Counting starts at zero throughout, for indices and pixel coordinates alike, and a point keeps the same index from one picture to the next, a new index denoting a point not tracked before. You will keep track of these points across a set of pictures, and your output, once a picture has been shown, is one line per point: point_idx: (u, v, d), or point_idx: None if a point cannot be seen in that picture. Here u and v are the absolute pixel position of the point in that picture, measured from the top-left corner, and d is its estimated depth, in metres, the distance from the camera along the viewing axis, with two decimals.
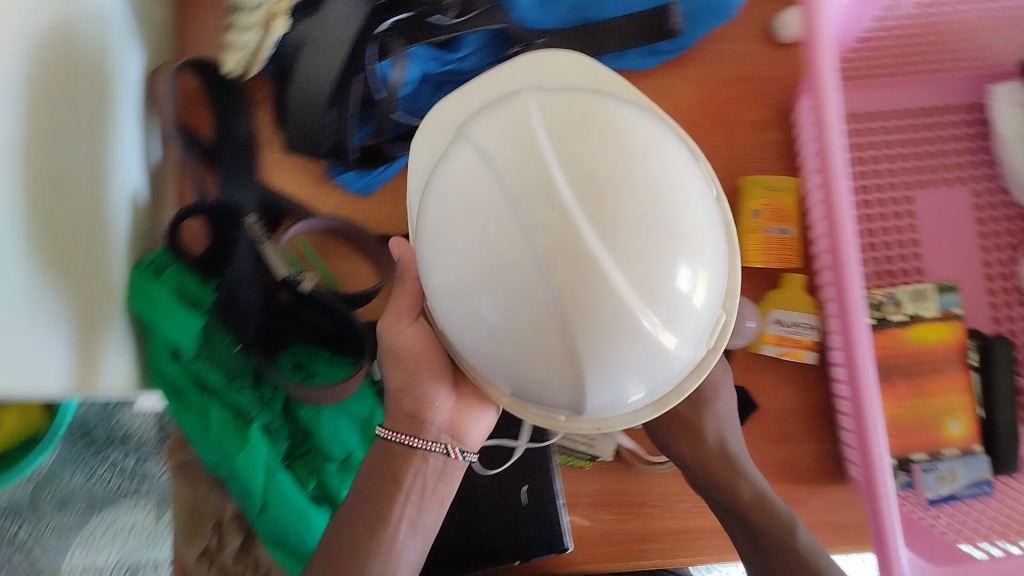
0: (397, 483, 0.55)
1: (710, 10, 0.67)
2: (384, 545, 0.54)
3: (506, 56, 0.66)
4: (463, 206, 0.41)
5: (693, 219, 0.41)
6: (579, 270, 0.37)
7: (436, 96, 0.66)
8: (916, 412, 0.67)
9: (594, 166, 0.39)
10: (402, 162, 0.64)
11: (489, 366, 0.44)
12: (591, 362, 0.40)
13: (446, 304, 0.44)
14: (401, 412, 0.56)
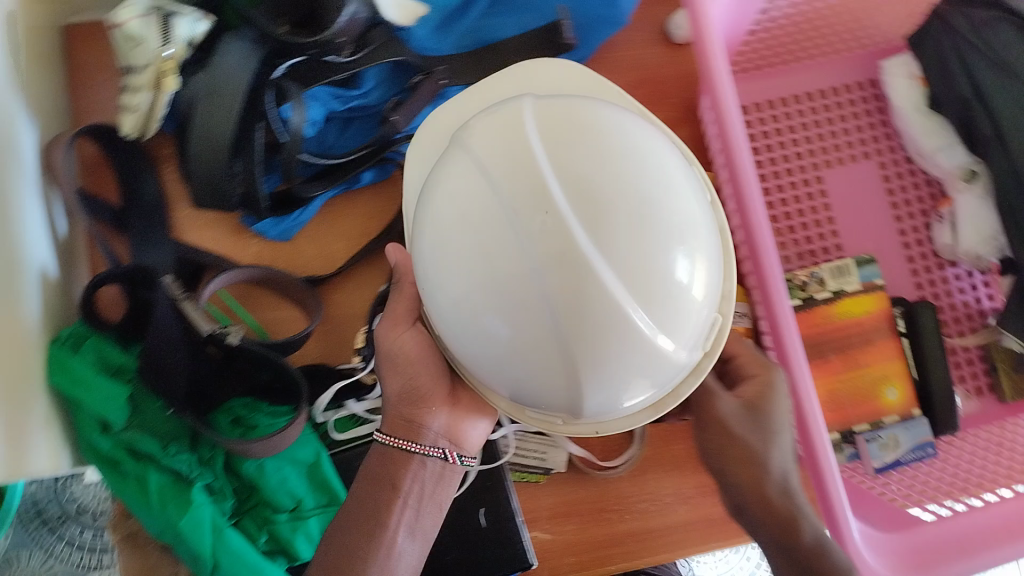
0: (394, 490, 0.56)
1: (604, 20, 0.67)
2: (381, 549, 0.55)
3: (410, 85, 0.66)
4: (456, 213, 0.41)
5: (687, 217, 0.41)
6: (576, 278, 0.37)
7: (345, 133, 0.67)
8: (853, 384, 0.69)
9: (589, 169, 0.39)
10: (317, 204, 0.66)
11: (489, 373, 0.44)
12: (589, 369, 0.40)
13: (443, 312, 0.44)
14: (399, 418, 0.57)
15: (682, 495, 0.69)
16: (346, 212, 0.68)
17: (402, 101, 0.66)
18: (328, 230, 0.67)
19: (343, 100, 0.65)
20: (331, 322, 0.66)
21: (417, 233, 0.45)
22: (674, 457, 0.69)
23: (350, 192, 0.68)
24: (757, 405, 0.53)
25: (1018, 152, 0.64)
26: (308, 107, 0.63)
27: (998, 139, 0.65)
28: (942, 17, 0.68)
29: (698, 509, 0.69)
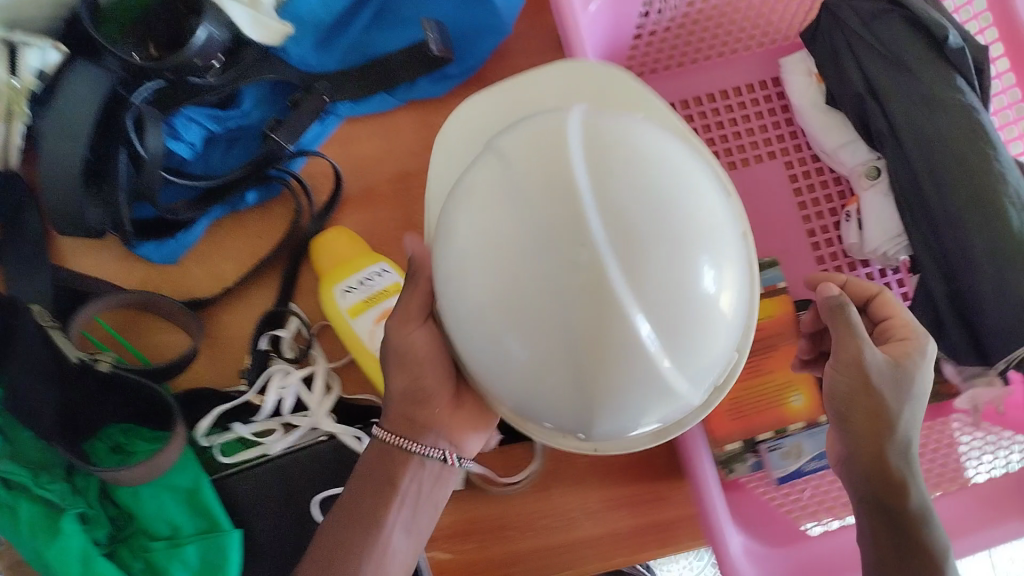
0: (393, 488, 0.55)
1: (487, 30, 0.67)
2: (377, 548, 0.54)
3: (291, 103, 0.67)
4: (482, 233, 0.39)
5: (724, 251, 0.40)
6: (601, 314, 0.36)
7: (229, 153, 0.67)
8: (756, 392, 0.67)
9: (630, 201, 0.37)
10: (201, 226, 0.66)
11: (497, 388, 0.43)
12: (603, 406, 0.39)
13: (458, 321, 0.43)
14: (400, 417, 0.56)
15: (585, 510, 0.67)
16: (235, 233, 0.67)
17: (283, 119, 0.66)
18: (217, 250, 0.67)
19: (221, 121, 0.65)
20: (220, 344, 0.65)
21: (442, 234, 0.44)
22: (577, 470, 0.68)
23: (237, 214, 0.67)
24: (900, 363, 0.51)
25: (913, 146, 0.62)
26: (184, 128, 0.63)
27: (891, 134, 0.64)
28: (831, 11, 0.66)
29: (602, 525, 0.67)
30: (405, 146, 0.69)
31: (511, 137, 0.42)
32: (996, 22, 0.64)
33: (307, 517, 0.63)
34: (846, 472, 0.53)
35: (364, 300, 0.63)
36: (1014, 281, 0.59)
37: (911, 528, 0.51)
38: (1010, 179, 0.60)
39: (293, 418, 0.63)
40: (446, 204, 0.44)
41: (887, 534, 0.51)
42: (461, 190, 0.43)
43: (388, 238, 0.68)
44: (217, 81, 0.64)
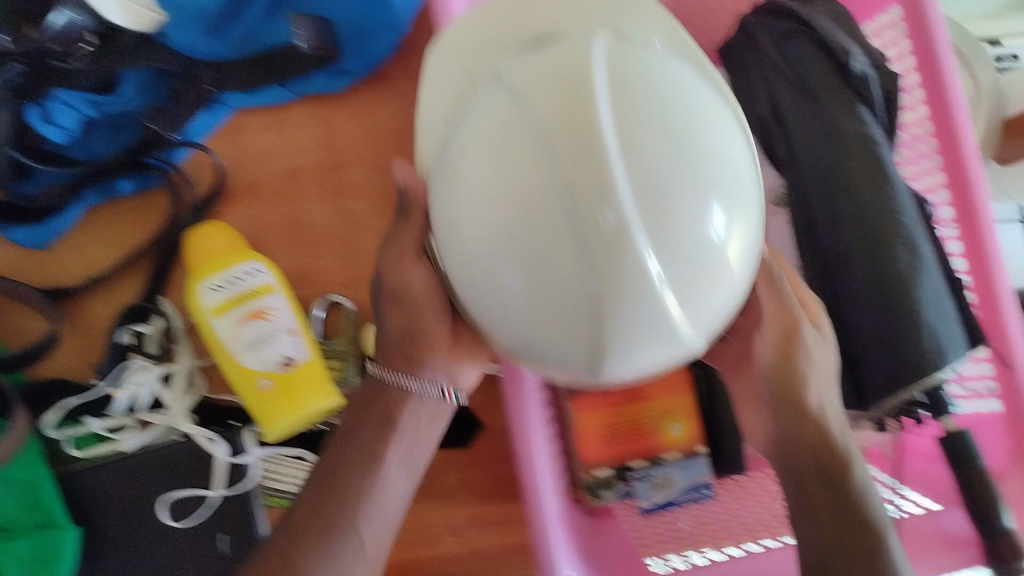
0: (389, 425, 0.55)
1: (384, 26, 0.63)
2: (376, 484, 0.54)
3: (171, 91, 0.65)
4: (495, 174, 0.39)
5: (733, 205, 0.40)
6: (620, 268, 0.37)
7: (112, 138, 0.65)
8: (634, 419, 0.63)
9: (653, 158, 0.37)
10: (77, 211, 0.65)
11: (496, 331, 0.44)
12: (618, 354, 0.40)
13: (462, 264, 0.43)
14: (399, 353, 0.55)
15: (452, 527, 0.65)
16: (109, 220, 0.66)
17: (162, 108, 0.64)
18: (90, 236, 0.66)
19: (99, 105, 0.64)
20: (85, 332, 0.64)
21: (446, 175, 0.43)
22: (450, 486, 0.65)
23: (113, 203, 0.66)
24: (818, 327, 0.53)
25: (808, 174, 0.59)
26: (57, 111, 0.62)
27: (789, 160, 0.60)
28: (745, 30, 0.63)
29: (470, 543, 0.65)
30: (297, 141, 0.67)
31: (519, 65, 0.41)
32: (914, 49, 0.58)
33: (154, 516, 0.61)
34: (778, 453, 0.53)
35: (230, 300, 0.61)
36: (896, 326, 0.55)
37: (859, 510, 0.50)
38: (905, 217, 0.57)
39: (148, 417, 0.61)
40: (447, 141, 0.43)
41: (833, 513, 0.50)
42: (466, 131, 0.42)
43: (271, 235, 0.66)
44: (87, 66, 0.62)
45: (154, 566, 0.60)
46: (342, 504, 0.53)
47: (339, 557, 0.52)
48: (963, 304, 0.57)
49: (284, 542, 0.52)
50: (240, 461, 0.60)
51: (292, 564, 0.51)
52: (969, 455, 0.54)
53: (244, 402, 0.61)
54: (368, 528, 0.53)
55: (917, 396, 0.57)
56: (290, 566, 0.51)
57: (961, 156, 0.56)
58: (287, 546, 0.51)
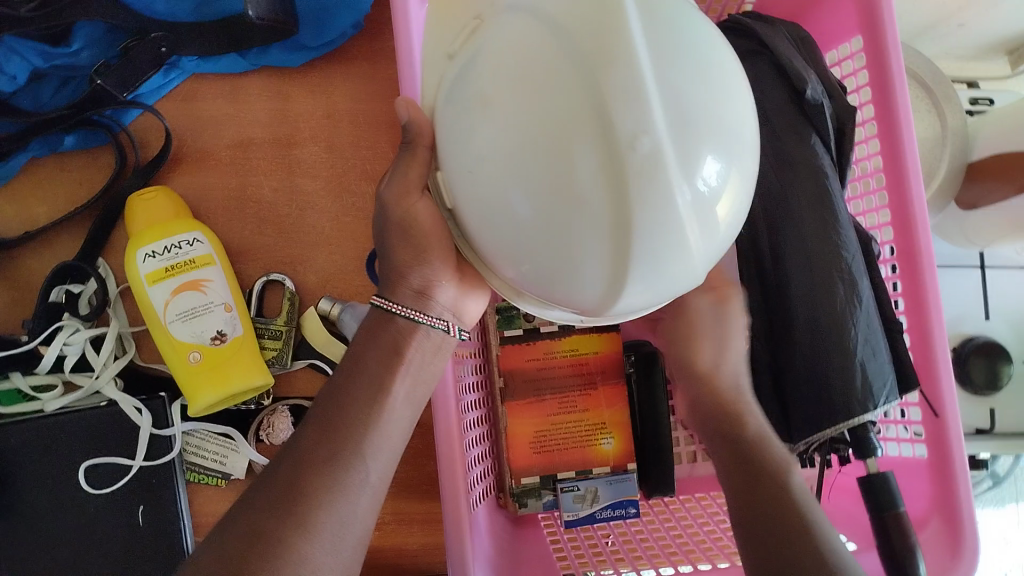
0: (398, 356, 0.51)
1: (344, 7, 0.64)
2: (382, 413, 0.49)
3: (123, 49, 0.64)
4: (523, 84, 0.38)
5: (741, 141, 0.41)
6: (649, 181, 0.36)
7: (62, 92, 0.65)
8: (563, 429, 0.64)
9: (680, 85, 0.37)
10: (19, 162, 0.64)
11: (510, 255, 0.43)
12: (636, 275, 0.40)
13: (479, 187, 0.42)
14: (407, 286, 0.52)
15: (376, 520, 0.65)
16: (53, 175, 0.65)
17: (112, 64, 0.64)
18: (30, 189, 0.65)
19: (49, 57, 0.63)
20: (17, 286, 0.63)
21: (466, 100, 0.42)
22: None
23: (58, 157, 0.65)
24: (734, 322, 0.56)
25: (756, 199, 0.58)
26: (6, 60, 0.62)
27: None
28: None
29: (393, 536, 0.65)
30: (252, 113, 0.66)
31: None
32: (871, 80, 0.58)
33: (70, 480, 0.60)
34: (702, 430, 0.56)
35: (165, 269, 0.60)
36: (826, 359, 0.55)
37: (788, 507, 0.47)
38: (848, 251, 0.56)
39: (73, 378, 0.61)
40: (463, 65, 0.43)
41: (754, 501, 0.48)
42: (488, 55, 0.41)
43: (217, 206, 0.65)
44: (38, 15, 0.62)
45: (68, 531, 0.60)
46: (349, 433, 0.48)
47: (348, 487, 0.46)
48: (897, 344, 0.57)
49: (288, 468, 0.46)
50: (166, 432, 0.60)
51: (298, 494, 0.45)
52: (888, 500, 0.53)
53: (174, 373, 0.61)
54: (375, 461, 0.48)
55: (841, 433, 0.56)
56: (298, 494, 0.45)
57: (907, 194, 0.56)
58: (295, 472, 0.46)
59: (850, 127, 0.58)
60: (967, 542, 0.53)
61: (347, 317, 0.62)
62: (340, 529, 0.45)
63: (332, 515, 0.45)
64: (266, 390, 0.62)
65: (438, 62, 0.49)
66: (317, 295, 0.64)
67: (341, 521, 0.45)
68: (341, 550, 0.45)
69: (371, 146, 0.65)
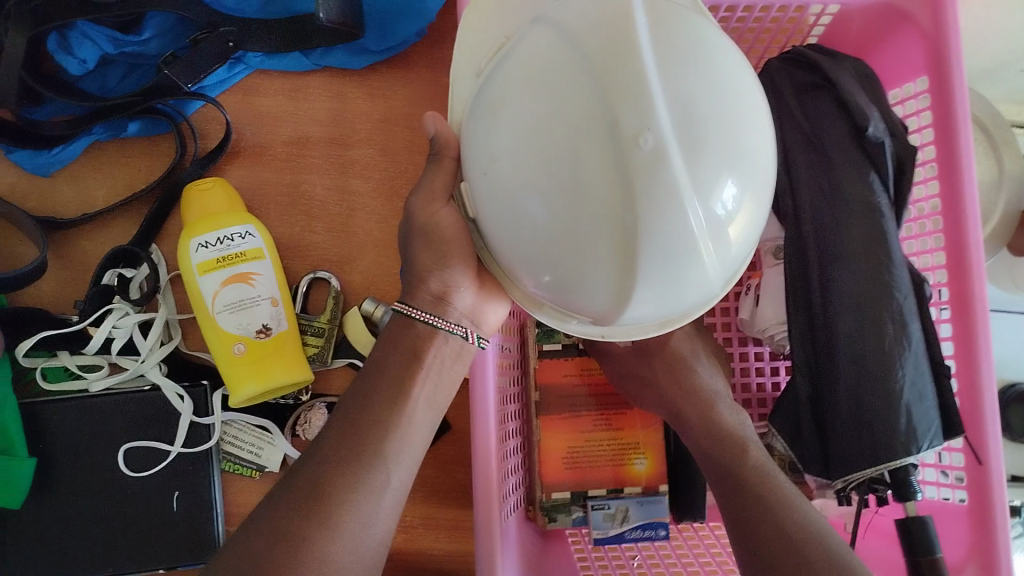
0: (418, 360, 0.51)
1: (410, 13, 0.64)
2: (400, 418, 0.50)
3: (192, 41, 0.65)
4: (537, 94, 0.41)
5: (750, 152, 0.42)
6: (653, 180, 0.38)
7: (128, 79, 0.66)
8: (597, 446, 0.64)
9: (690, 95, 0.39)
10: (82, 144, 0.65)
11: (525, 259, 0.45)
12: (643, 275, 0.41)
13: (494, 191, 0.44)
14: (426, 291, 0.52)
15: (403, 522, 0.65)
16: (113, 159, 0.66)
17: (180, 55, 0.64)
18: (91, 172, 0.66)
19: (118, 44, 0.64)
20: (71, 266, 0.64)
21: (485, 109, 0.44)
22: None
23: (119, 142, 0.66)
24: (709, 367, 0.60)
25: (809, 233, 0.58)
26: (77, 44, 0.63)
27: (794, 216, 0.60)
28: (768, 73, 0.63)
29: (418, 540, 0.65)
30: (310, 112, 0.67)
31: (562, 7, 0.43)
32: (935, 121, 0.57)
33: (110, 460, 0.61)
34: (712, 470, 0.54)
35: (216, 260, 0.61)
36: (871, 397, 0.55)
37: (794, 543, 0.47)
38: (900, 292, 0.56)
39: (119, 360, 0.62)
40: (487, 79, 0.45)
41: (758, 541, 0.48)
42: (511, 65, 0.43)
43: (269, 201, 0.66)
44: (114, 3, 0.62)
45: (104, 511, 0.60)
46: (371, 436, 0.48)
47: (370, 490, 0.47)
48: (944, 389, 0.56)
49: (313, 469, 0.47)
50: (205, 421, 0.61)
51: (320, 495, 0.45)
52: (924, 544, 0.52)
53: (218, 363, 0.61)
54: (397, 465, 0.49)
55: (882, 474, 0.55)
56: (321, 496, 0.45)
57: (963, 238, 0.55)
58: (319, 474, 0.46)
59: (909, 167, 0.58)
60: None
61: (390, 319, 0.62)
62: (362, 531, 0.46)
63: (355, 516, 0.46)
64: (305, 386, 0.63)
65: (470, 84, 0.51)
66: (361, 295, 0.65)
67: (362, 523, 0.46)
68: (360, 551, 0.46)
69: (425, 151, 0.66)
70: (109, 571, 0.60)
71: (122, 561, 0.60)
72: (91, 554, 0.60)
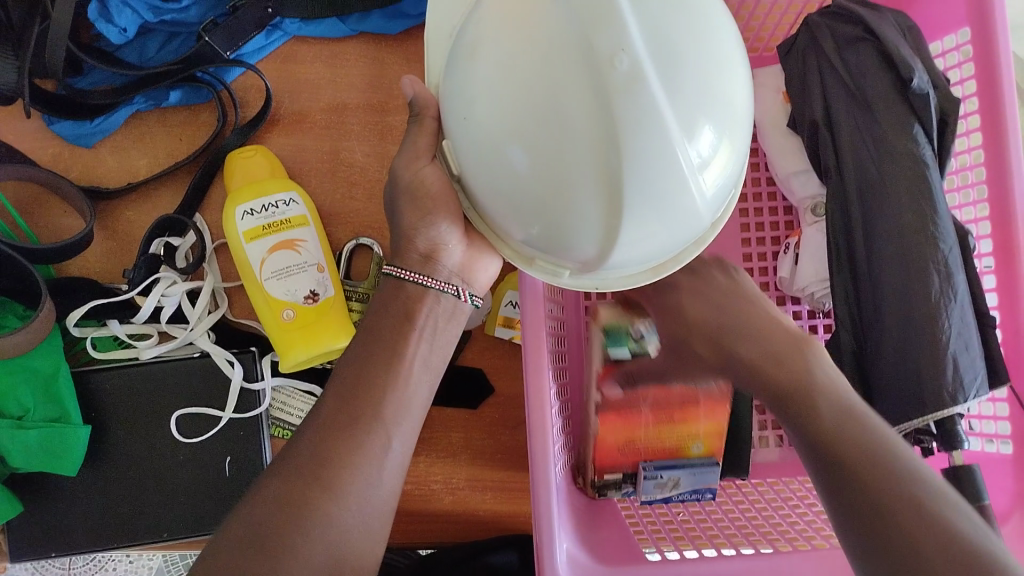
0: (410, 321, 0.51)
1: None
2: (399, 378, 0.49)
3: (232, 8, 0.65)
4: (508, 35, 0.40)
5: (727, 81, 0.41)
6: (632, 109, 0.37)
7: (167, 48, 0.66)
8: (656, 435, 0.61)
9: (664, 23, 0.39)
10: (124, 113, 0.65)
11: (511, 209, 0.44)
12: (632, 210, 0.40)
13: (476, 139, 0.43)
14: (414, 251, 0.52)
15: (451, 485, 0.66)
16: (156, 129, 0.67)
17: (220, 22, 0.64)
18: (133, 141, 0.66)
19: (158, 12, 0.64)
20: (116, 237, 0.65)
21: (462, 55, 0.43)
22: (449, 444, 0.67)
23: (161, 111, 0.67)
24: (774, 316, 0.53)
25: (852, 183, 0.60)
26: (117, 12, 0.63)
27: (837, 172, 0.61)
28: (810, 29, 0.63)
29: (465, 501, 0.66)
30: (348, 78, 0.67)
31: None
32: (977, 73, 0.58)
33: (162, 430, 0.62)
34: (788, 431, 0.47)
35: (262, 227, 0.61)
36: (917, 336, 0.55)
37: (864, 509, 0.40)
38: (945, 242, 0.56)
39: (168, 328, 0.63)
40: (463, 25, 0.45)
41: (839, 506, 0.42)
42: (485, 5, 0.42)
43: (311, 169, 0.66)
44: None
45: (159, 480, 0.61)
46: (369, 398, 0.47)
47: (370, 454, 0.46)
48: (990, 338, 0.56)
49: (312, 438, 0.46)
50: (255, 386, 0.62)
51: (319, 475, 0.44)
52: (973, 490, 0.53)
53: (267, 329, 0.62)
54: (396, 428, 0.48)
55: (929, 425, 0.56)
56: (323, 462, 0.45)
57: (1008, 189, 0.56)
58: (316, 445, 0.45)
59: (953, 119, 0.58)
60: None
61: None
62: (367, 494, 0.45)
63: (356, 479, 0.45)
64: None
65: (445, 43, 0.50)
66: None
67: (367, 486, 0.45)
68: (367, 519, 0.45)
69: None
70: (166, 537, 0.61)
71: (176, 527, 0.61)
72: (148, 523, 0.61)
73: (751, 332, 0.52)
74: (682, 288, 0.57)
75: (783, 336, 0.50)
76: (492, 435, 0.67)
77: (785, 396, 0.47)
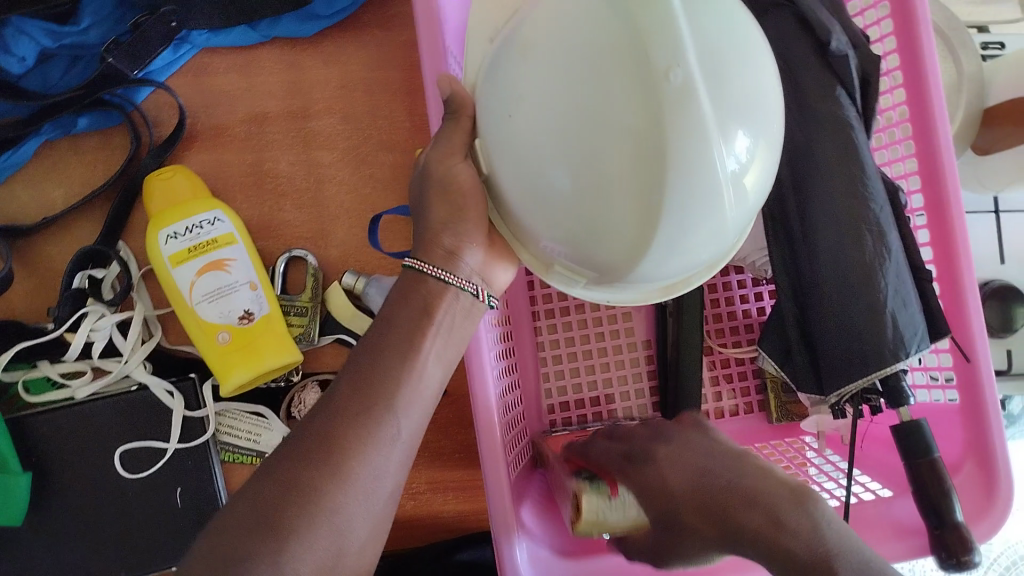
0: (429, 316, 0.48)
1: None
2: (414, 372, 0.46)
3: (133, 25, 0.63)
4: (564, 41, 0.40)
5: (766, 108, 0.42)
6: (682, 123, 0.37)
7: (71, 72, 0.64)
8: None
9: (715, 43, 0.39)
10: (32, 146, 0.63)
11: (542, 216, 0.44)
12: (668, 225, 0.40)
13: (513, 149, 0.43)
14: (439, 246, 0.49)
15: (410, 490, 0.65)
16: (68, 158, 0.64)
17: (121, 41, 0.62)
18: (45, 173, 0.64)
19: (56, 37, 0.62)
20: (39, 274, 0.63)
21: (505, 62, 0.44)
22: None
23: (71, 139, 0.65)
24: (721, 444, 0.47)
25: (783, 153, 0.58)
26: (13, 41, 0.61)
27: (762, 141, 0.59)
28: None
29: (428, 504, 0.65)
30: (265, 86, 0.65)
31: None
32: (896, 30, 0.57)
33: (106, 468, 0.60)
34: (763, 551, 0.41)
35: (188, 249, 0.60)
36: (854, 305, 0.55)
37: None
38: (875, 203, 0.56)
39: (102, 363, 0.61)
40: (508, 36, 0.45)
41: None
42: (535, 17, 0.42)
43: (236, 183, 0.64)
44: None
45: (110, 517, 0.60)
46: (383, 387, 0.45)
47: (380, 439, 0.44)
48: (926, 293, 0.57)
49: (323, 420, 0.44)
50: (198, 414, 0.60)
51: (333, 454, 0.42)
52: (921, 446, 0.54)
53: (203, 355, 0.60)
54: (407, 417, 0.45)
55: (874, 383, 0.56)
56: (333, 441, 0.43)
57: (933, 143, 0.56)
58: (329, 425, 0.43)
59: (875, 78, 0.57)
60: (1001, 482, 0.53)
61: (373, 291, 0.61)
62: (373, 481, 0.43)
63: (366, 466, 0.43)
64: (295, 366, 0.62)
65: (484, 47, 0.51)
66: (341, 270, 0.64)
67: (374, 474, 0.43)
68: (372, 505, 0.43)
69: (390, 115, 0.64)
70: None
71: (130, 564, 0.59)
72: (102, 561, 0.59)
73: (755, 499, 0.42)
74: (660, 457, 0.47)
75: (768, 478, 0.43)
76: (451, 435, 0.66)
77: (800, 562, 0.39)
